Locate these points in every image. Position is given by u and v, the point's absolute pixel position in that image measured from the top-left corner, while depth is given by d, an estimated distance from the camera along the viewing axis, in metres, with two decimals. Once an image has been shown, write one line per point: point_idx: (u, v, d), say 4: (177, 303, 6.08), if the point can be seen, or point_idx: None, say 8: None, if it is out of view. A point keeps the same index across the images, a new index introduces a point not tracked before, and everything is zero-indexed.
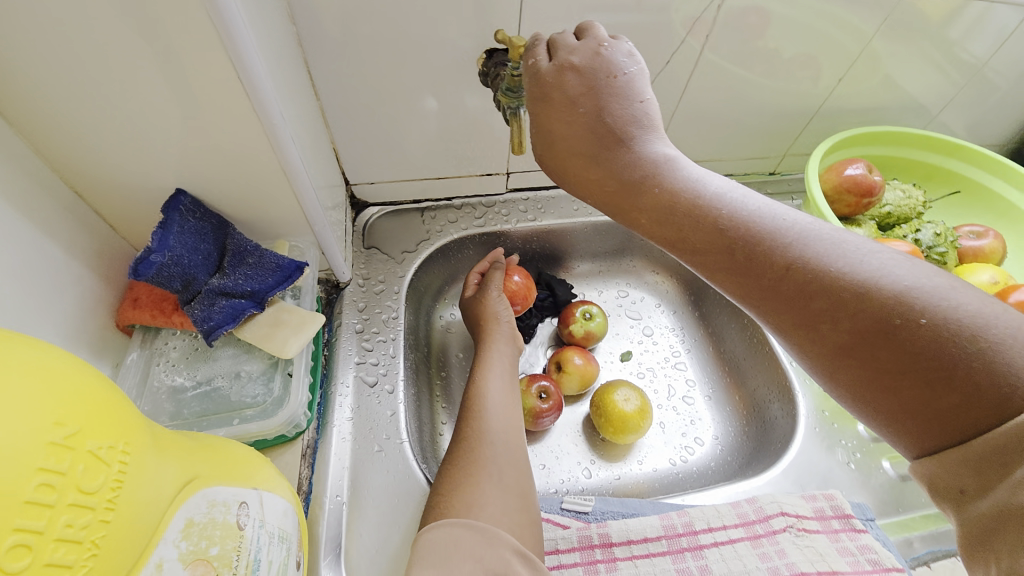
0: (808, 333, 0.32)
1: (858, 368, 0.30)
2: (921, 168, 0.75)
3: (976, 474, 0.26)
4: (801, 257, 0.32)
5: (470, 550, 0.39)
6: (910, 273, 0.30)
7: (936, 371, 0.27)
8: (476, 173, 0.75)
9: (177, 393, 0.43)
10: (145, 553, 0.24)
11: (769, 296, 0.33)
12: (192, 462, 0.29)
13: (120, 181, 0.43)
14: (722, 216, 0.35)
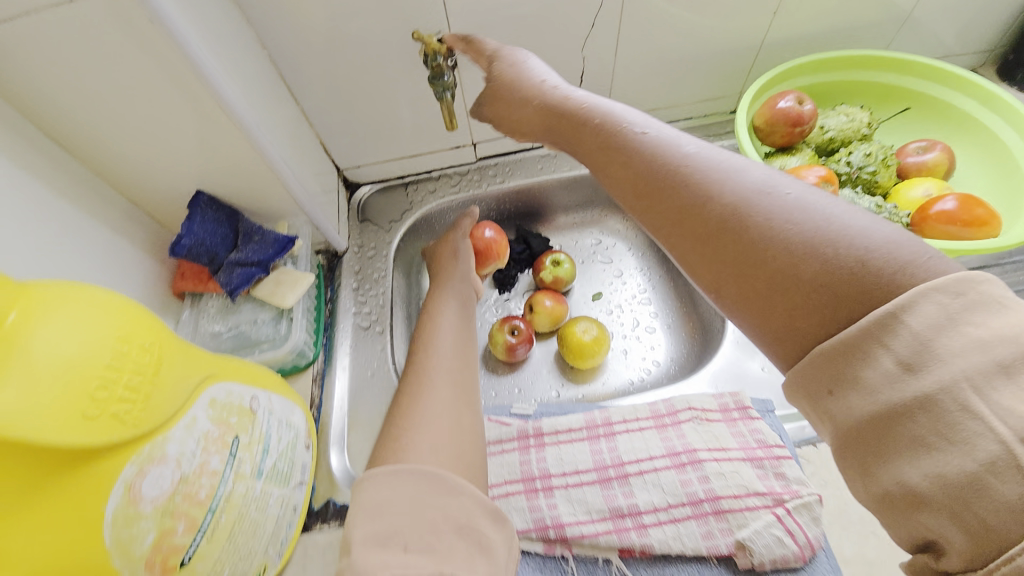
0: (696, 251, 0.37)
1: (733, 278, 0.35)
2: (874, 89, 0.75)
3: (854, 366, 0.29)
4: (699, 184, 0.37)
5: (438, 507, 0.42)
6: (793, 193, 0.34)
7: (792, 266, 0.32)
8: (446, 147, 0.86)
9: (217, 336, 0.60)
10: (184, 410, 0.37)
11: (671, 219, 0.38)
12: (214, 361, 0.44)
13: (159, 190, 0.60)
14: (636, 154, 0.42)
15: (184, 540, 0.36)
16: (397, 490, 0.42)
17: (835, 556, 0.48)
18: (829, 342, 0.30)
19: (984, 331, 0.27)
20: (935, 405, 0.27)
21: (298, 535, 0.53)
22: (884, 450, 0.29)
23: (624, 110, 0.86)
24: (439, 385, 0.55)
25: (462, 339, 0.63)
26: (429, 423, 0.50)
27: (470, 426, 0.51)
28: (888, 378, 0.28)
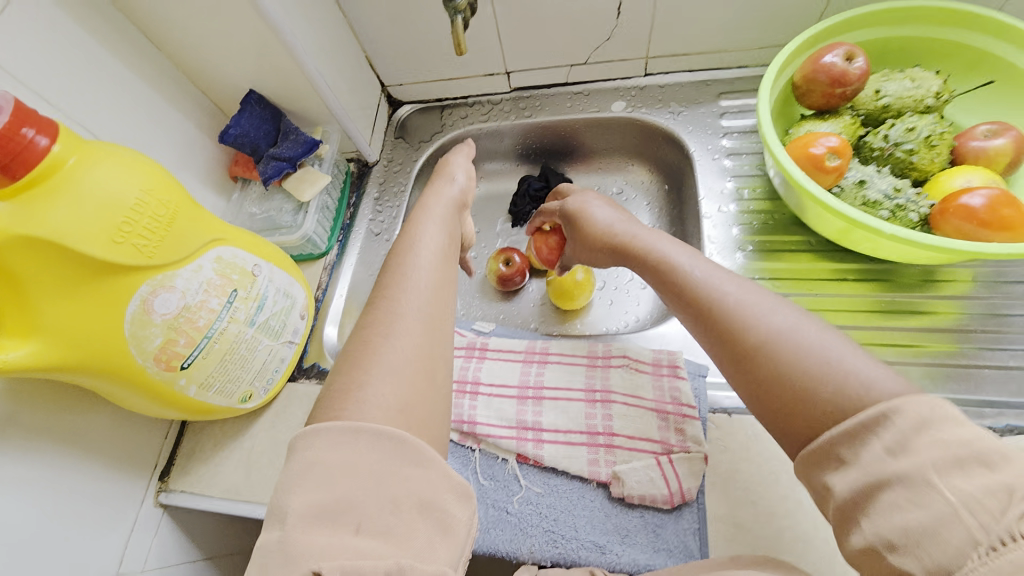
0: (735, 368, 0.41)
1: (762, 398, 0.39)
2: (962, 54, 0.64)
3: (851, 450, 0.33)
4: (715, 301, 0.44)
5: (398, 477, 0.36)
6: (785, 315, 0.40)
7: (801, 390, 0.36)
8: (481, 73, 0.89)
9: (252, 215, 0.74)
10: (192, 258, 0.51)
11: (706, 330, 0.44)
12: (226, 229, 0.56)
13: (223, 85, 0.73)
14: (691, 276, 0.47)
15: (183, 351, 0.51)
16: (353, 456, 0.36)
17: (705, 508, 0.52)
18: (823, 439, 0.34)
19: (948, 436, 0.31)
20: (909, 478, 0.31)
21: (286, 381, 0.69)
22: (865, 514, 0.33)
23: (665, 52, 0.82)
24: (407, 319, 0.44)
25: (446, 268, 0.51)
26: (390, 347, 0.42)
27: (428, 358, 0.43)
28: (876, 459, 0.32)
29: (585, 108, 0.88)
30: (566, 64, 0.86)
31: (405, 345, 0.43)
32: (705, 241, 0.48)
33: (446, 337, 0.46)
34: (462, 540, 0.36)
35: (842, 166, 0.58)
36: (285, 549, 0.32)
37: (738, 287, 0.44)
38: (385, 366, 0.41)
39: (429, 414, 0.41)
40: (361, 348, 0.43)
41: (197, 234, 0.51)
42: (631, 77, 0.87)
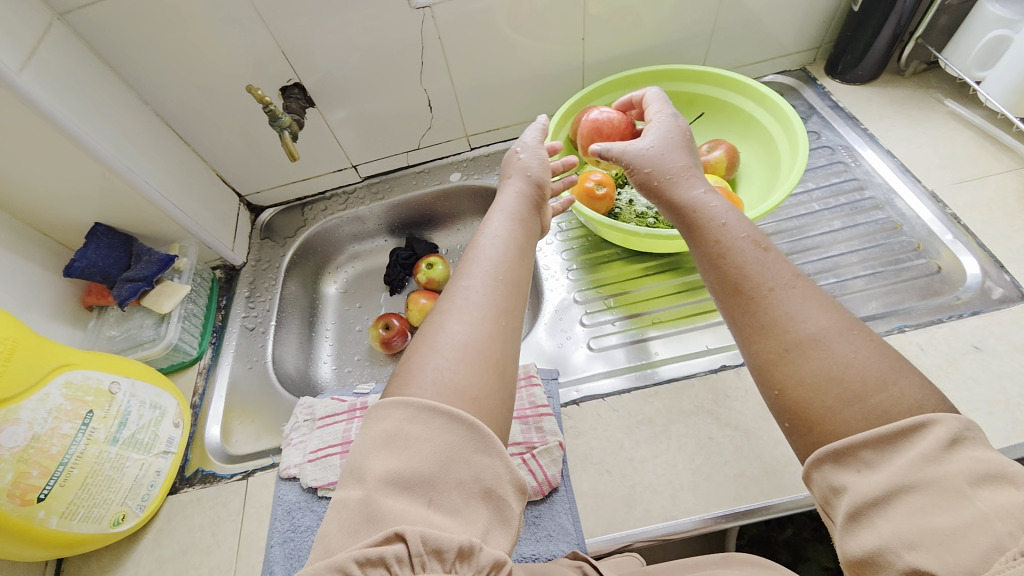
0: (761, 349, 0.43)
1: (777, 382, 0.42)
2: (682, 96, 0.88)
3: (884, 457, 0.35)
4: (770, 294, 0.45)
5: (467, 460, 0.41)
6: (834, 327, 0.41)
7: (833, 379, 0.39)
8: (330, 170, 1.01)
9: (111, 338, 0.75)
10: (35, 388, 0.53)
11: (749, 325, 0.45)
12: (75, 353, 0.59)
13: (66, 223, 0.76)
14: (740, 257, 0.49)
15: (38, 481, 0.52)
16: (428, 431, 0.42)
17: (571, 488, 0.61)
18: (854, 438, 0.36)
19: (977, 453, 0.34)
20: (940, 486, 0.33)
21: (166, 495, 0.67)
22: (879, 513, 0.34)
23: (480, 128, 1.00)
24: (467, 308, 0.51)
25: (508, 256, 0.57)
26: (452, 340, 0.48)
27: (499, 362, 0.48)
28: (909, 464, 0.34)
29: (428, 183, 1.03)
30: (403, 151, 1.01)
31: (467, 331, 0.48)
32: (769, 252, 0.48)
33: (515, 335, 0.51)
34: (514, 527, 0.42)
35: (608, 193, 0.76)
36: (369, 508, 0.38)
37: (778, 270, 0.47)
38: (446, 351, 0.47)
39: (496, 406, 0.46)
40: (429, 335, 0.49)
41: (39, 363, 0.53)
42: (460, 152, 1.03)
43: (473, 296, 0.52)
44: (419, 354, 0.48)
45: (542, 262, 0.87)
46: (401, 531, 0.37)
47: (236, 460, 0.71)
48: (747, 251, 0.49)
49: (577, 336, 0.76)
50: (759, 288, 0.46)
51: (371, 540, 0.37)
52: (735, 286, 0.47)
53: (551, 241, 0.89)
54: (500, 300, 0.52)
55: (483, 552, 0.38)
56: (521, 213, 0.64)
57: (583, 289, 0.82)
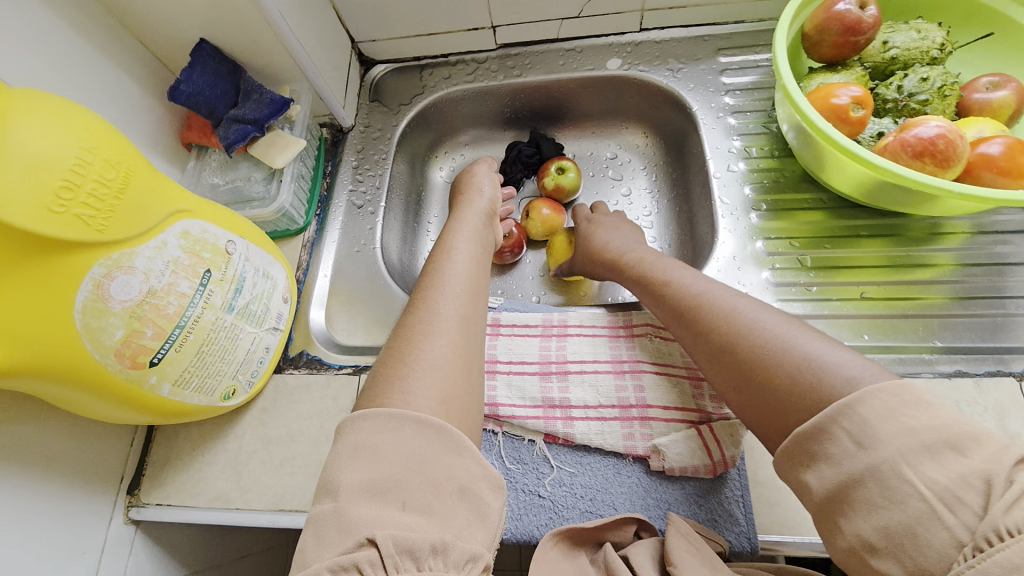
0: (717, 369, 0.45)
1: (738, 395, 0.43)
2: (955, 7, 0.63)
3: (820, 444, 0.35)
4: (726, 323, 0.45)
5: (429, 458, 0.38)
6: (784, 329, 0.42)
7: (772, 376, 0.40)
8: (463, 28, 0.81)
9: (215, 188, 0.64)
10: (152, 233, 0.42)
11: (711, 354, 0.46)
12: (189, 198, 0.47)
13: (166, 34, 0.61)
14: (700, 294, 0.50)
15: (151, 344, 0.42)
16: (399, 437, 0.39)
17: (746, 474, 0.50)
18: (804, 433, 0.36)
19: (917, 421, 0.33)
20: (883, 472, 0.33)
21: (271, 373, 0.60)
22: (856, 513, 0.34)
23: (662, 3, 0.77)
24: (445, 323, 0.49)
25: (475, 285, 0.56)
26: (432, 357, 0.46)
27: (463, 369, 0.47)
28: (851, 455, 0.34)
29: (577, 66, 0.83)
30: (557, 17, 0.80)
31: (442, 349, 0.47)
32: (726, 296, 0.48)
33: (473, 358, 0.50)
34: (494, 525, 0.38)
35: (864, 117, 0.56)
36: (337, 519, 0.35)
37: (726, 294, 0.48)
38: (428, 368, 0.45)
39: (465, 407, 0.45)
40: (407, 354, 0.46)
41: (153, 204, 0.42)
42: (624, 32, 0.81)
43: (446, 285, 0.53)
44: (397, 366, 0.45)
45: (718, 194, 0.69)
46: (374, 537, 0.34)
47: (346, 351, 0.63)
48: (709, 294, 0.50)
49: (760, 294, 0.62)
50: (692, 309, 0.49)
51: (343, 547, 0.34)
52: (683, 313, 0.50)
53: (731, 171, 0.70)
54: (460, 305, 0.52)
55: (457, 548, 0.35)
56: (473, 231, 0.63)
57: (768, 240, 0.65)
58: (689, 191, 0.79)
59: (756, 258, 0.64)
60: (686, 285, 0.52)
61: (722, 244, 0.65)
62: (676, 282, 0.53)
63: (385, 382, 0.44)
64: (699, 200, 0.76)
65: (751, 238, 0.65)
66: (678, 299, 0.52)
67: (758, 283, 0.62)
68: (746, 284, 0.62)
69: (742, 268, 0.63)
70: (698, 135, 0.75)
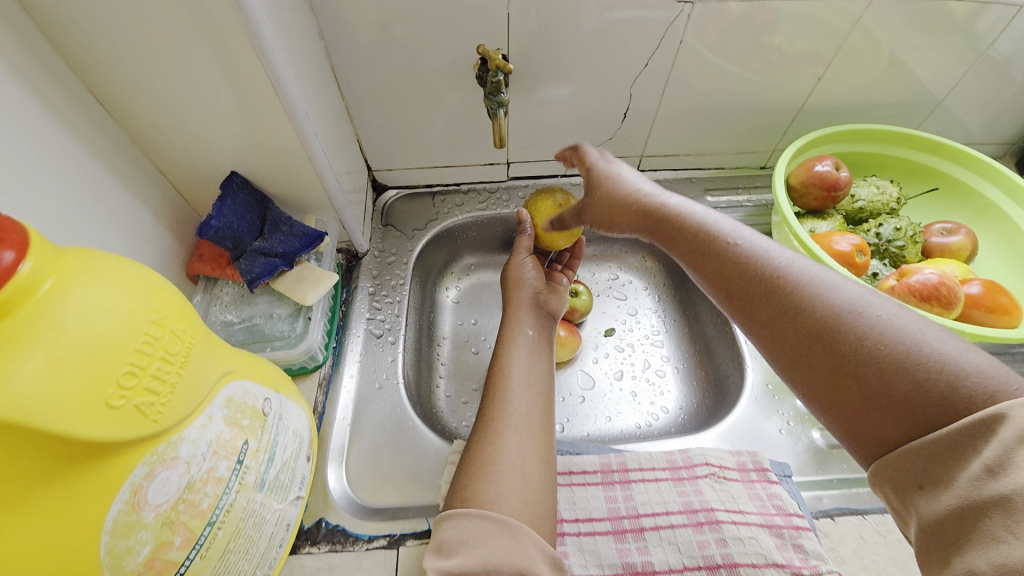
0: (796, 356, 0.42)
1: (824, 393, 0.40)
2: (902, 166, 0.77)
3: (942, 466, 0.33)
4: (821, 308, 0.41)
5: (493, 543, 0.45)
6: (899, 318, 0.38)
7: (881, 370, 0.37)
8: (481, 162, 0.85)
9: (227, 325, 0.56)
10: (201, 408, 0.35)
11: (792, 351, 0.42)
12: (230, 356, 0.41)
13: (192, 165, 0.57)
14: (773, 264, 0.45)
15: (177, 556, 0.33)
16: (470, 527, 0.46)
17: None
18: (918, 446, 0.34)
19: None
20: (1012, 504, 0.29)
21: (284, 555, 0.49)
22: (958, 543, 0.31)
23: (660, 150, 0.86)
24: (514, 429, 0.54)
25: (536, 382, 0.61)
26: (515, 466, 0.51)
27: (536, 474, 0.51)
28: (974, 480, 0.31)
29: (584, 199, 0.88)
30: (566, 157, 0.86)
31: (515, 453, 0.52)
32: (808, 265, 0.44)
33: (550, 461, 0.54)
34: None
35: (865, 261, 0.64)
36: None
37: (805, 268, 0.44)
38: (516, 477, 0.50)
39: (537, 502, 0.50)
40: (491, 464, 0.51)
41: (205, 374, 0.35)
42: (624, 172, 0.89)
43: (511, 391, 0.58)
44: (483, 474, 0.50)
45: None
46: None
47: (375, 514, 0.54)
48: (792, 265, 0.45)
49: (800, 423, 0.62)
50: (768, 285, 0.45)
51: None
52: (755, 285, 0.45)
53: None
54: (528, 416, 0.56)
55: None
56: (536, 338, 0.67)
57: None
58: (698, 314, 0.83)
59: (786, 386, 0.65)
60: (751, 253, 0.47)
61: (754, 372, 0.67)
62: (745, 246, 0.48)
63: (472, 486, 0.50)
64: (712, 323, 0.79)
65: None
66: (745, 262, 0.47)
67: (796, 412, 0.63)
68: (785, 415, 0.62)
69: (778, 396, 0.64)
70: None
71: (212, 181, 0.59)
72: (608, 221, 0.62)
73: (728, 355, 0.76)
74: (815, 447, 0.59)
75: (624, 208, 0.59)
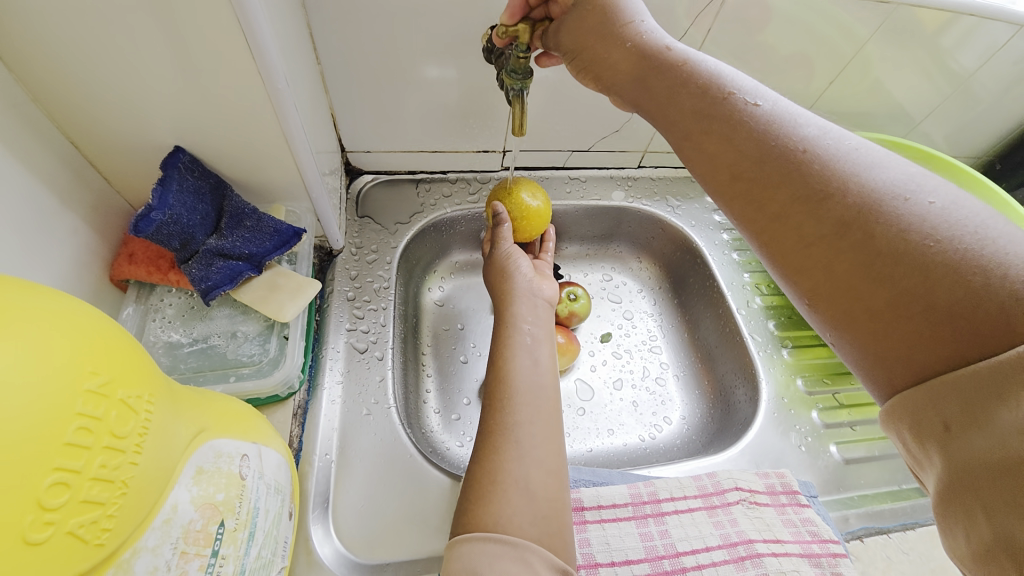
0: (810, 253, 0.33)
1: (835, 296, 0.32)
2: None
3: (979, 405, 0.25)
4: (852, 195, 0.32)
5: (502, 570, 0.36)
6: (952, 209, 0.30)
7: (919, 265, 0.29)
8: (475, 149, 0.75)
9: (173, 347, 0.44)
10: (163, 497, 0.25)
11: (803, 250, 0.34)
12: (195, 409, 0.30)
13: (119, 136, 0.43)
14: (795, 139, 0.35)
15: None
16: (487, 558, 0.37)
17: None
18: (955, 377, 0.27)
19: None
20: None
21: None
22: (987, 500, 0.25)
23: (664, 148, 0.81)
24: (528, 433, 0.44)
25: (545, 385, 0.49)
26: (530, 481, 0.42)
27: (558, 494, 0.42)
28: (1018, 428, 0.24)
29: (583, 196, 0.81)
30: (566, 149, 0.78)
31: (535, 470, 0.42)
32: (837, 141, 0.34)
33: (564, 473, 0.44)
34: None
35: None
36: None
37: (830, 140, 0.34)
38: (524, 493, 0.40)
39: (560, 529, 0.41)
40: (497, 479, 0.41)
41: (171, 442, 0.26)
42: (624, 167, 0.83)
43: (518, 384, 0.47)
44: (489, 494, 0.40)
45: (746, 329, 0.72)
46: None
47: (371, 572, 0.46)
48: (824, 141, 0.35)
49: (817, 439, 0.62)
50: (789, 163, 0.34)
51: None
52: (771, 170, 0.35)
53: (751, 308, 0.74)
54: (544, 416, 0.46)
55: None
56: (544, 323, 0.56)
57: (807, 379, 0.67)
58: (698, 318, 0.80)
59: (802, 400, 0.65)
60: (772, 120, 0.36)
61: (767, 386, 0.66)
62: (766, 113, 0.37)
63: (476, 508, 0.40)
64: (715, 330, 0.76)
65: (790, 376, 0.67)
66: (758, 134, 0.36)
67: (813, 427, 0.63)
68: (803, 431, 0.63)
69: (794, 412, 0.64)
70: (706, 269, 0.78)
71: (147, 157, 0.45)
72: (594, 55, 0.46)
73: (733, 365, 0.73)
74: (834, 462, 0.61)
75: (619, 49, 0.45)
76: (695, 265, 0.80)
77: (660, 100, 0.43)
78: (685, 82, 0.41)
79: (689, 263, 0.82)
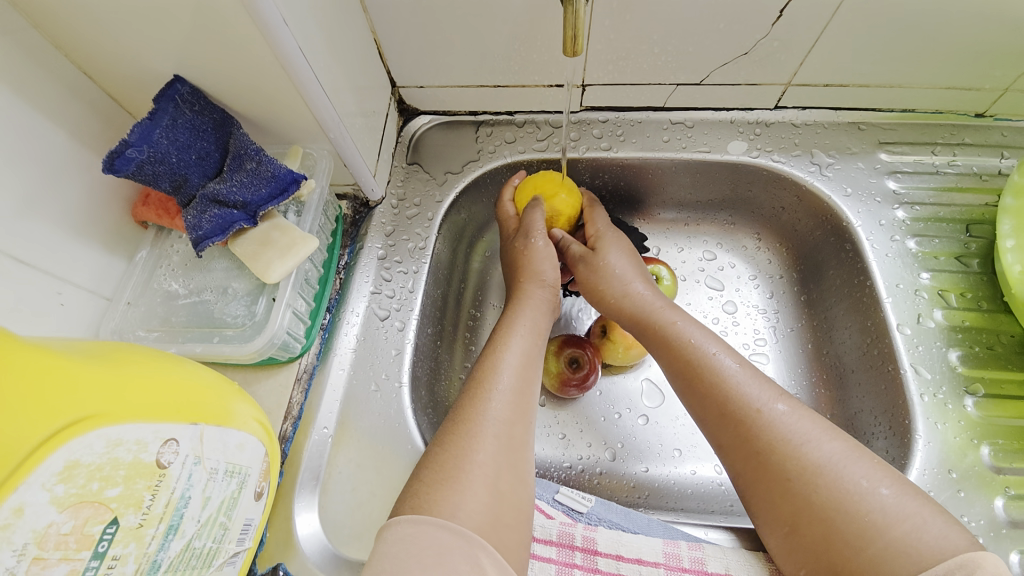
0: (760, 492, 0.38)
1: (772, 521, 0.37)
2: None
3: None
4: (780, 462, 0.37)
5: (416, 549, 0.32)
6: (861, 471, 0.34)
7: (826, 531, 0.34)
8: (547, 83, 0.59)
9: (171, 297, 0.43)
10: None
11: (758, 491, 0.38)
12: (88, 393, 0.27)
13: (117, 63, 0.38)
14: (738, 394, 0.40)
15: None
16: (412, 541, 0.32)
17: None
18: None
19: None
20: None
21: None
22: None
23: (821, 79, 0.56)
24: (489, 439, 0.38)
25: (526, 384, 0.43)
26: (488, 480, 0.36)
27: (514, 505, 0.37)
28: None
29: (686, 146, 0.61)
30: (671, 82, 0.58)
31: (491, 465, 0.37)
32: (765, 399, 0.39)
33: (528, 477, 0.40)
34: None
35: None
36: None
37: (796, 419, 0.38)
38: (484, 485, 0.36)
39: (510, 530, 0.36)
40: (463, 464, 0.37)
41: (4, 438, 0.23)
42: (754, 108, 0.60)
43: (492, 381, 0.42)
44: (442, 478, 0.36)
45: (907, 359, 0.49)
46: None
47: (346, 566, 0.42)
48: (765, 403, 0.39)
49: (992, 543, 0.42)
50: (743, 424, 0.39)
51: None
52: (725, 418, 0.40)
53: (921, 327, 0.50)
54: (505, 409, 0.40)
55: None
56: (526, 324, 0.48)
57: (997, 448, 0.45)
58: (833, 328, 0.58)
59: (982, 480, 0.44)
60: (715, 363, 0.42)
61: (926, 449, 0.45)
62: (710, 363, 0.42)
63: (431, 486, 0.36)
64: (856, 345, 0.55)
65: (972, 439, 0.45)
66: (704, 378, 0.42)
67: (989, 521, 0.42)
68: (973, 523, 0.42)
69: (963, 493, 0.43)
70: (859, 261, 0.55)
71: (153, 89, 0.41)
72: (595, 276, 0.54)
73: (873, 403, 0.52)
74: None
75: (612, 291, 0.52)
76: (842, 254, 0.57)
77: (636, 322, 0.49)
78: (644, 303, 0.50)
79: (830, 251, 0.59)
